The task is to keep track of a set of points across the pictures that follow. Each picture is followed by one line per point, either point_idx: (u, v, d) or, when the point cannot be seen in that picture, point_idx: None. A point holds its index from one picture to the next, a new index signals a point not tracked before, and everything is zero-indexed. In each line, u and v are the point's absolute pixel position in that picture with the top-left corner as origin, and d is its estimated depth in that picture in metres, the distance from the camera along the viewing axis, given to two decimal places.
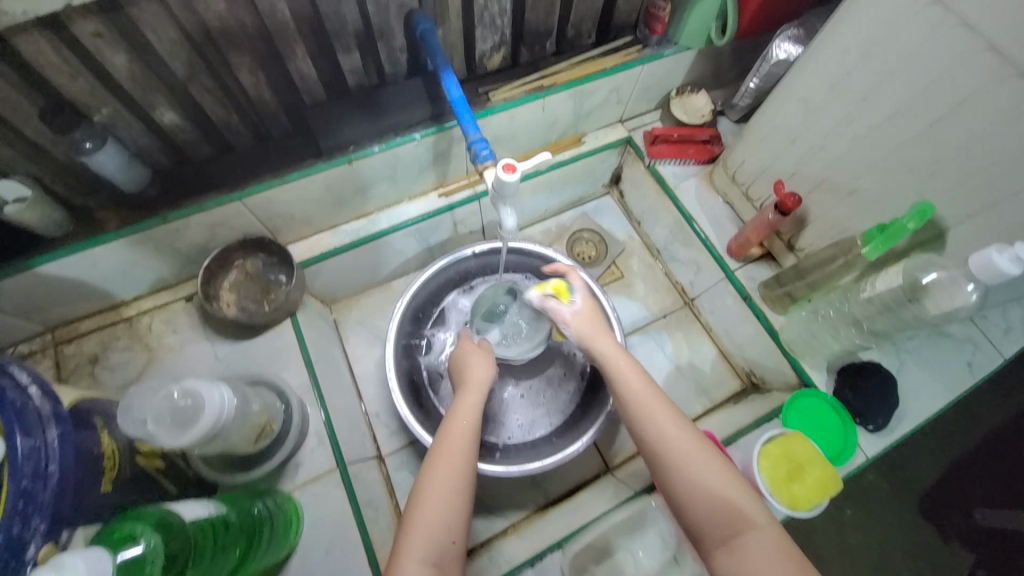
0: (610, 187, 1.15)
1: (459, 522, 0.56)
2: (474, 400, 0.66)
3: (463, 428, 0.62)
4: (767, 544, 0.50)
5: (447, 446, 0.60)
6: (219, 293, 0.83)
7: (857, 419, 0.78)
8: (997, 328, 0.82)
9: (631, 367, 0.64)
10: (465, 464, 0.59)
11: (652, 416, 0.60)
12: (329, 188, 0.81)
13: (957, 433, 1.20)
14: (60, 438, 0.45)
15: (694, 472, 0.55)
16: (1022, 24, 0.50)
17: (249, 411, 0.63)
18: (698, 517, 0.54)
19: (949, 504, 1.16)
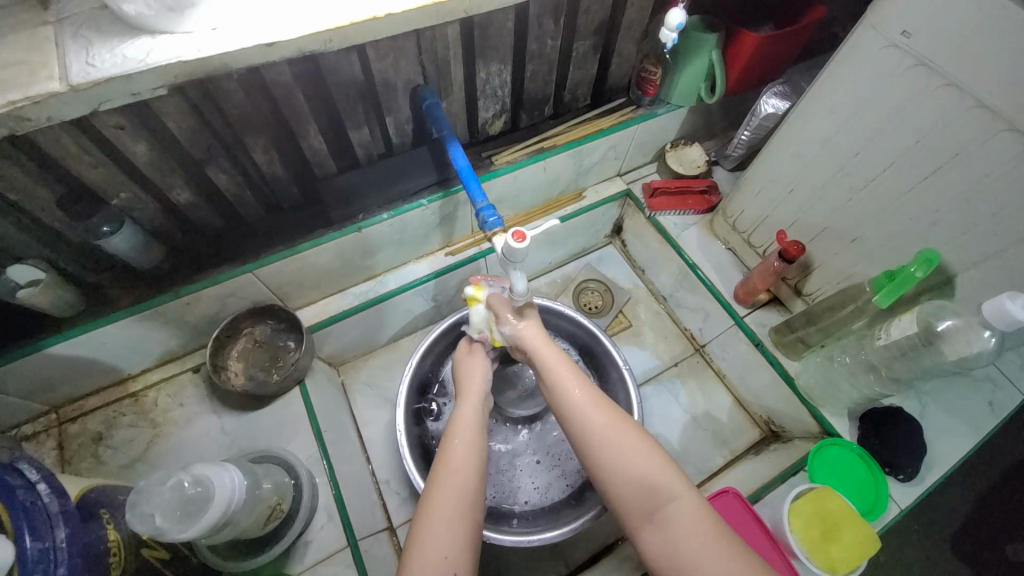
0: (612, 237, 1.17)
1: (463, 544, 0.52)
2: (475, 412, 0.64)
3: (464, 443, 0.60)
4: (696, 522, 0.49)
5: (444, 466, 0.57)
6: (227, 363, 0.83)
7: (886, 469, 0.75)
8: (1015, 365, 0.82)
9: (557, 357, 0.63)
10: (470, 481, 0.56)
11: (577, 404, 0.58)
12: (338, 254, 0.83)
13: (986, 469, 1.16)
14: (69, 537, 0.43)
15: (622, 457, 0.54)
16: (1004, 84, 0.52)
17: (259, 492, 0.60)
18: (627, 501, 0.52)
19: (990, 550, 1.09)
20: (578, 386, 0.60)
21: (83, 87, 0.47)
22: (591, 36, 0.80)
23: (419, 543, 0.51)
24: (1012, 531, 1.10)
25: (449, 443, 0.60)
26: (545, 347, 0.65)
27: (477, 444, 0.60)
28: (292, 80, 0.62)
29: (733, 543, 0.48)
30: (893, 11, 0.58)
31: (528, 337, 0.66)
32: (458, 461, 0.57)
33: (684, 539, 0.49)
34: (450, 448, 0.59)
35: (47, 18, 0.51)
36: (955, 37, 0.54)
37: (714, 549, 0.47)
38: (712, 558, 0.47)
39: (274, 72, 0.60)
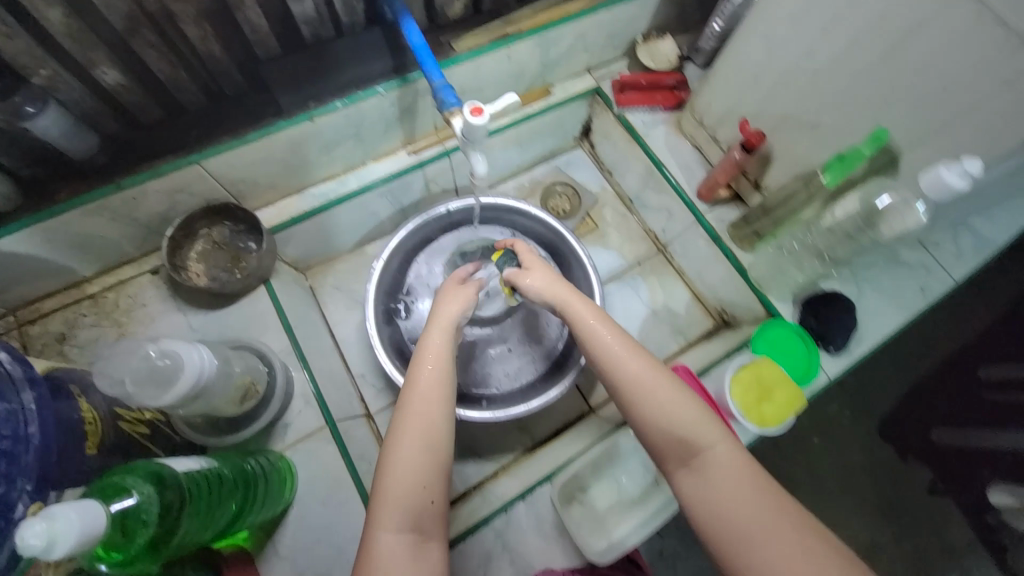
0: (581, 139, 1.14)
1: (438, 483, 0.55)
2: (442, 346, 0.63)
3: (431, 381, 0.60)
4: (728, 460, 0.53)
5: (415, 407, 0.58)
6: (187, 264, 0.80)
7: (819, 342, 0.83)
8: (949, 254, 0.91)
9: (588, 305, 0.64)
10: (435, 419, 0.58)
11: (614, 355, 0.59)
12: (292, 149, 0.79)
13: (913, 358, 1.29)
14: (37, 401, 0.44)
15: (655, 402, 0.56)
16: None
17: (231, 371, 0.62)
18: (659, 443, 0.55)
19: (909, 426, 1.25)
20: (610, 335, 0.61)
21: None
22: None
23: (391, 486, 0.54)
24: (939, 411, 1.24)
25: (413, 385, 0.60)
26: (568, 292, 0.66)
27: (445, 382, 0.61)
28: None
29: (759, 480, 0.51)
30: None
31: (547, 287, 0.68)
32: (425, 402, 0.58)
33: (715, 477, 0.52)
34: (417, 390, 0.59)
35: None
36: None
37: (741, 486, 0.51)
38: (741, 493, 0.50)
39: None
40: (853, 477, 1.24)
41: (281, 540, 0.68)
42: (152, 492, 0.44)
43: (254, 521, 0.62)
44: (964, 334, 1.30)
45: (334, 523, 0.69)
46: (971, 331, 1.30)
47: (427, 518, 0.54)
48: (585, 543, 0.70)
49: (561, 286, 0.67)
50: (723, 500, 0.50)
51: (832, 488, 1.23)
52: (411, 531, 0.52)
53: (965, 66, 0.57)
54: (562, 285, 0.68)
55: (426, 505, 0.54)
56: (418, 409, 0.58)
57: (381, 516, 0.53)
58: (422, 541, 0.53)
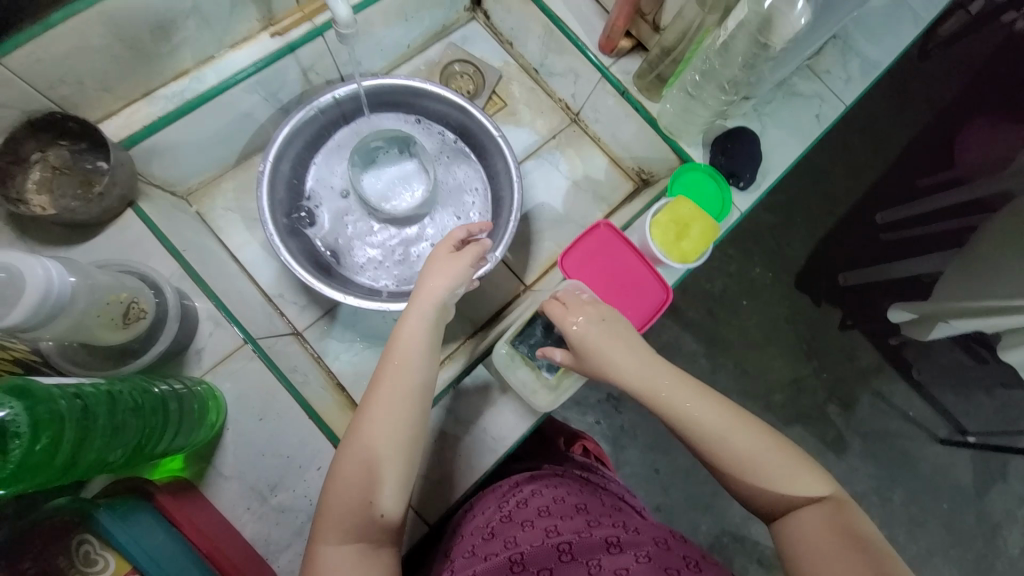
0: (474, 9, 1.03)
1: (391, 496, 0.55)
2: (417, 351, 0.59)
3: (396, 393, 0.57)
4: (816, 513, 0.53)
5: (373, 418, 0.56)
6: (28, 197, 0.68)
7: (730, 180, 0.86)
8: (840, 80, 0.94)
9: (669, 373, 0.63)
10: (396, 436, 0.56)
11: (709, 417, 0.58)
12: (117, 33, 0.65)
13: (823, 205, 1.39)
14: None
15: (740, 449, 0.56)
16: None
17: (97, 283, 0.54)
18: (758, 502, 0.55)
19: (818, 270, 1.37)
20: (680, 390, 0.61)
21: None
22: None
23: (334, 499, 0.54)
24: (839, 258, 1.37)
25: (377, 392, 0.57)
26: (635, 355, 0.64)
27: (411, 391, 0.57)
28: None
29: (856, 531, 0.50)
30: None
31: (603, 350, 0.65)
32: (387, 408, 0.56)
33: (801, 530, 0.52)
34: (380, 400, 0.57)
35: None
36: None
37: (831, 544, 0.50)
38: (828, 552, 0.49)
39: None
40: (775, 316, 1.36)
41: (221, 462, 0.64)
42: (21, 408, 0.39)
43: (178, 445, 0.58)
44: (865, 175, 1.39)
45: (276, 435, 0.66)
46: (871, 170, 1.39)
47: (372, 528, 0.54)
48: (537, 402, 0.74)
49: (625, 354, 0.64)
50: (806, 555, 0.50)
51: (758, 329, 1.36)
52: (353, 542, 0.53)
53: None
54: (621, 343, 0.65)
55: (371, 521, 0.53)
56: (374, 419, 0.56)
57: (323, 526, 0.53)
58: (366, 550, 0.53)
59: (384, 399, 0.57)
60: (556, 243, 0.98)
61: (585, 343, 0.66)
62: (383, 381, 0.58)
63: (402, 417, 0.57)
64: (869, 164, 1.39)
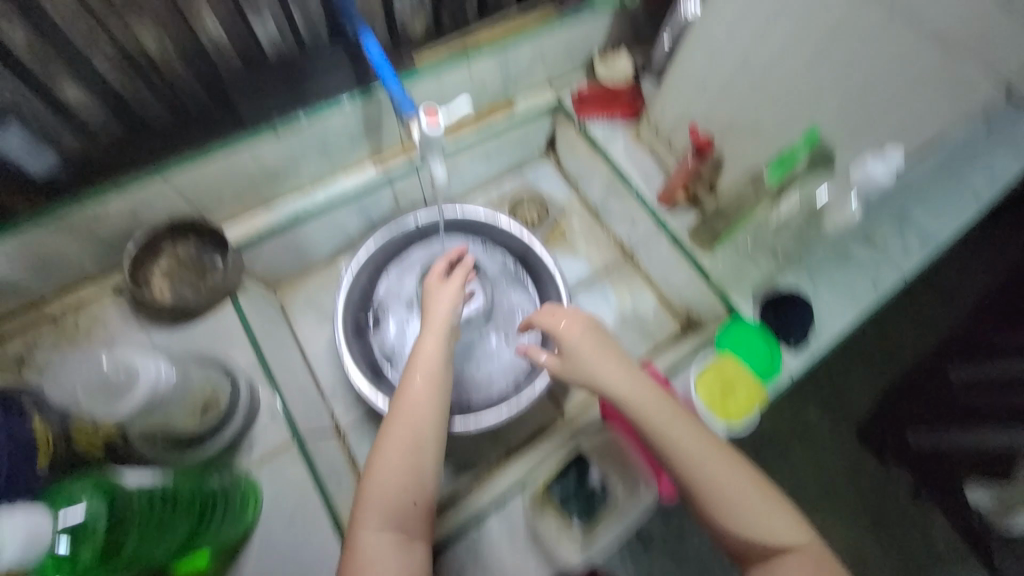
0: (547, 152, 1.17)
1: (421, 484, 0.65)
2: (436, 361, 0.71)
3: (424, 398, 0.68)
4: (789, 558, 0.61)
5: (406, 419, 0.67)
6: (150, 281, 0.80)
7: (779, 337, 0.86)
8: (899, 249, 0.91)
9: (658, 397, 0.67)
10: (426, 433, 0.67)
11: (698, 451, 0.64)
12: (257, 161, 0.79)
13: (882, 360, 1.32)
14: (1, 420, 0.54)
15: (711, 469, 0.63)
16: None
17: (189, 383, 0.63)
18: (739, 540, 0.63)
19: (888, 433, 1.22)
20: (664, 418, 0.65)
21: None
22: None
23: (372, 492, 0.64)
24: (905, 413, 1.25)
25: (403, 406, 0.68)
26: (623, 371, 0.68)
27: (430, 406, 0.69)
28: None
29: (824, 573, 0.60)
30: None
31: (595, 365, 0.69)
32: (413, 418, 0.68)
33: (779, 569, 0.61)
34: (410, 403, 0.68)
35: None
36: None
37: None
38: None
39: None
40: (830, 476, 1.25)
41: (243, 562, 0.65)
42: (101, 504, 0.43)
43: (214, 540, 0.61)
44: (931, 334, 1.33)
45: (300, 543, 0.66)
46: (936, 334, 1.33)
47: (410, 514, 0.64)
48: (561, 553, 0.71)
49: (615, 370, 0.68)
50: None
51: (811, 488, 1.24)
52: (395, 526, 0.63)
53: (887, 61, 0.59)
54: (612, 357, 0.70)
55: (409, 507, 0.64)
56: (405, 419, 0.67)
57: (367, 512, 0.63)
58: (402, 536, 0.63)
59: (408, 412, 0.68)
60: None
61: (577, 357, 0.71)
62: (406, 398, 0.69)
63: (430, 419, 0.68)
64: (935, 325, 1.33)
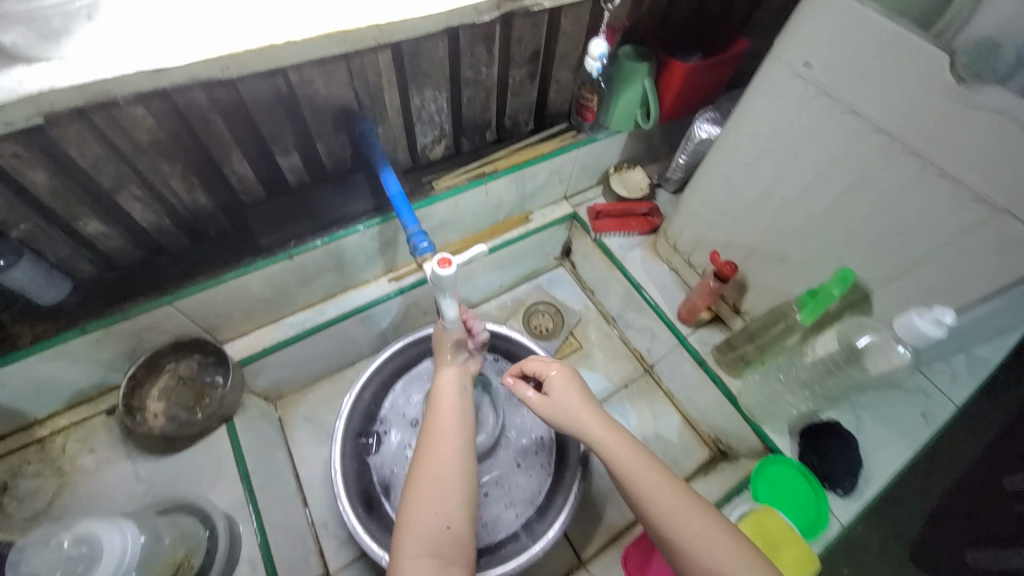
0: (562, 259, 1.17)
1: (458, 510, 0.57)
2: (456, 393, 0.67)
3: (450, 424, 0.63)
4: None
5: (434, 443, 0.61)
6: (145, 403, 0.77)
7: (825, 483, 0.76)
8: (944, 376, 0.82)
9: (649, 462, 0.57)
10: (455, 458, 0.60)
11: (710, 533, 0.52)
12: (269, 283, 0.79)
13: (935, 462, 1.14)
14: None
15: (705, 552, 0.50)
16: (909, 111, 0.53)
17: (159, 548, 0.59)
18: None
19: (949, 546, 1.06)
20: (664, 487, 0.55)
21: None
22: (526, 63, 0.81)
23: (410, 514, 0.56)
24: (968, 527, 1.07)
25: (437, 419, 0.64)
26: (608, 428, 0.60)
27: (460, 423, 0.64)
28: (208, 106, 0.59)
29: None
30: (796, 41, 0.60)
31: (582, 418, 0.61)
32: (440, 443, 0.61)
33: None
34: (438, 429, 0.62)
35: None
36: (846, 55, 0.56)
37: None
38: None
39: (188, 97, 0.57)
40: None
41: None
42: None
43: None
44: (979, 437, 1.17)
45: None
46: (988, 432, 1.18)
47: (447, 546, 0.54)
48: None
49: (600, 426, 0.60)
50: None
51: None
52: (433, 557, 0.53)
53: (924, 209, 0.57)
54: (599, 414, 0.61)
55: (444, 531, 0.55)
56: (432, 443, 0.61)
57: (404, 541, 0.54)
58: (442, 567, 0.53)
59: (437, 430, 0.62)
60: (621, 509, 0.89)
61: (563, 407, 0.62)
62: (437, 409, 0.65)
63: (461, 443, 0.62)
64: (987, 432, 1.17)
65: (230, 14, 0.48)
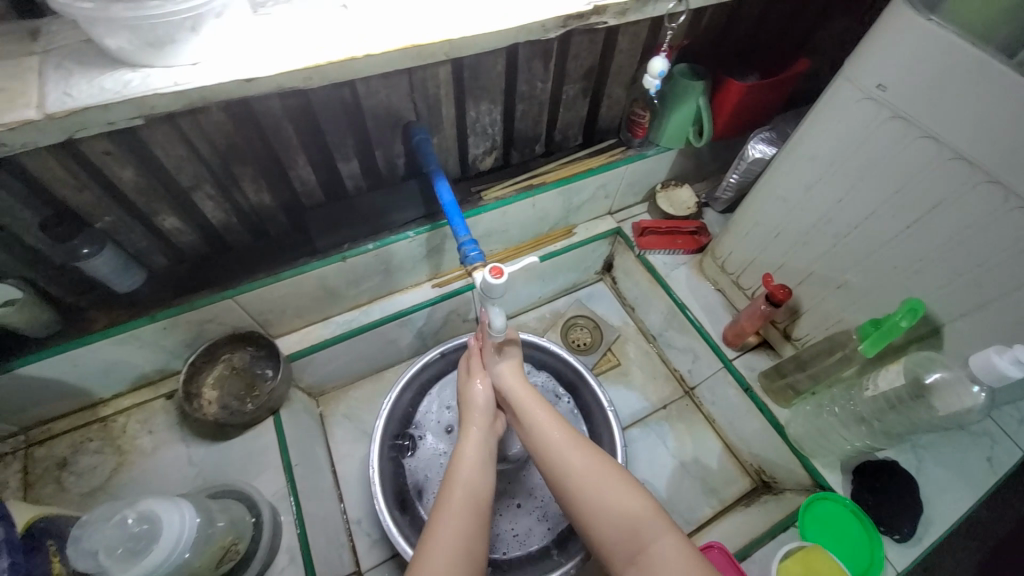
0: (603, 273, 1.16)
1: None
2: (482, 454, 0.65)
3: (474, 493, 0.60)
4: None
5: (452, 503, 0.59)
6: (201, 390, 0.81)
7: (880, 527, 0.72)
8: (1012, 419, 0.77)
9: (556, 421, 0.66)
10: (472, 530, 0.57)
11: (605, 475, 0.59)
12: (322, 282, 0.82)
13: (1000, 499, 1.06)
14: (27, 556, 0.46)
15: (597, 485, 0.58)
16: (991, 138, 0.51)
17: (212, 531, 0.61)
18: None
19: None
20: (565, 439, 0.63)
21: (58, 116, 0.45)
22: (580, 79, 0.82)
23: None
24: None
25: (457, 486, 0.61)
26: (524, 387, 0.70)
27: (481, 495, 0.61)
28: (282, 113, 0.63)
29: None
30: (868, 62, 0.58)
31: (510, 381, 0.71)
32: (460, 508, 0.58)
33: None
34: (458, 489, 0.60)
35: (34, 49, 0.49)
36: (922, 79, 0.54)
37: None
38: None
39: (265, 105, 0.61)
40: None
41: None
42: None
43: None
44: None
45: None
46: None
47: None
48: None
49: (522, 386, 0.70)
50: None
51: None
52: None
53: (1008, 241, 0.54)
54: (527, 387, 0.70)
55: None
56: (454, 510, 0.58)
57: None
58: None
59: (456, 491, 0.60)
60: None
61: (501, 376, 0.72)
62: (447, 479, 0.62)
63: (476, 514, 0.59)
64: None
65: (312, 28, 0.51)
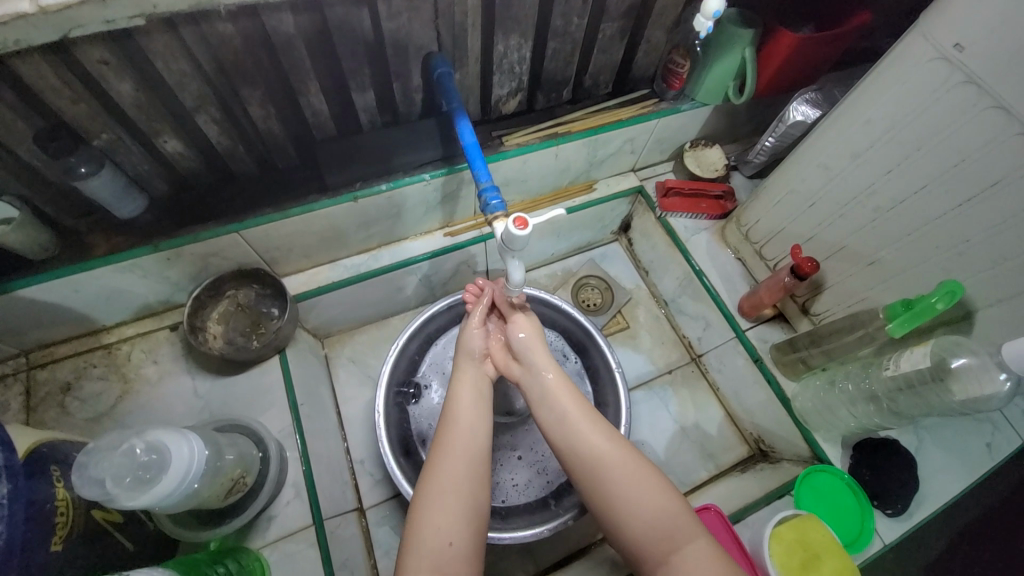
0: (619, 234, 1.13)
1: (467, 531, 0.54)
2: (479, 395, 0.66)
3: (473, 436, 0.61)
4: None
5: (449, 444, 0.60)
6: (206, 325, 0.80)
7: (874, 501, 0.73)
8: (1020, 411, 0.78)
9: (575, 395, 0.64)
10: (472, 472, 0.58)
11: (639, 472, 0.57)
12: (331, 222, 0.78)
13: None
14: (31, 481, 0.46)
15: (629, 480, 0.57)
16: None
17: (220, 464, 0.61)
18: None
19: None
20: (599, 430, 0.61)
21: (53, 11, 0.42)
22: (620, 17, 0.75)
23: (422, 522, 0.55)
24: None
25: (455, 429, 0.61)
26: (537, 344, 0.69)
27: (478, 438, 0.61)
28: (295, 32, 0.57)
29: None
30: (951, 15, 0.52)
31: (530, 350, 0.69)
32: (461, 450, 0.59)
33: None
34: (460, 432, 0.61)
35: None
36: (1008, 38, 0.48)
37: None
38: None
39: (275, 19, 0.55)
40: None
41: None
42: None
43: None
44: None
45: None
46: None
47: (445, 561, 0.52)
48: None
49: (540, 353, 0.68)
50: None
51: None
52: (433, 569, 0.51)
53: None
54: (547, 356, 0.69)
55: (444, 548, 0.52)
56: (454, 450, 0.59)
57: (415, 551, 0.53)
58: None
59: (454, 433, 0.61)
60: None
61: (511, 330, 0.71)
62: (461, 424, 0.62)
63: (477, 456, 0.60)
64: None
65: None
